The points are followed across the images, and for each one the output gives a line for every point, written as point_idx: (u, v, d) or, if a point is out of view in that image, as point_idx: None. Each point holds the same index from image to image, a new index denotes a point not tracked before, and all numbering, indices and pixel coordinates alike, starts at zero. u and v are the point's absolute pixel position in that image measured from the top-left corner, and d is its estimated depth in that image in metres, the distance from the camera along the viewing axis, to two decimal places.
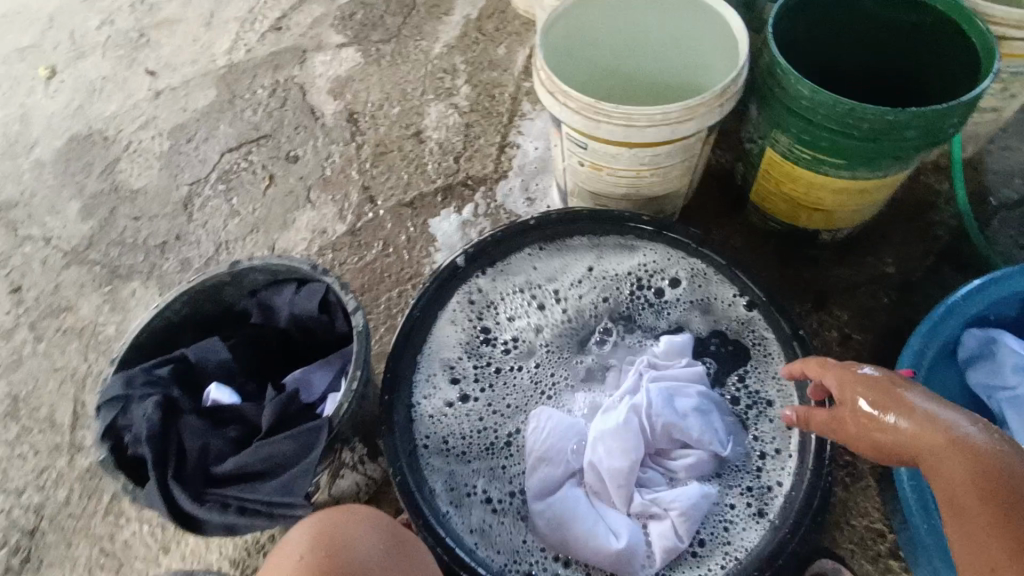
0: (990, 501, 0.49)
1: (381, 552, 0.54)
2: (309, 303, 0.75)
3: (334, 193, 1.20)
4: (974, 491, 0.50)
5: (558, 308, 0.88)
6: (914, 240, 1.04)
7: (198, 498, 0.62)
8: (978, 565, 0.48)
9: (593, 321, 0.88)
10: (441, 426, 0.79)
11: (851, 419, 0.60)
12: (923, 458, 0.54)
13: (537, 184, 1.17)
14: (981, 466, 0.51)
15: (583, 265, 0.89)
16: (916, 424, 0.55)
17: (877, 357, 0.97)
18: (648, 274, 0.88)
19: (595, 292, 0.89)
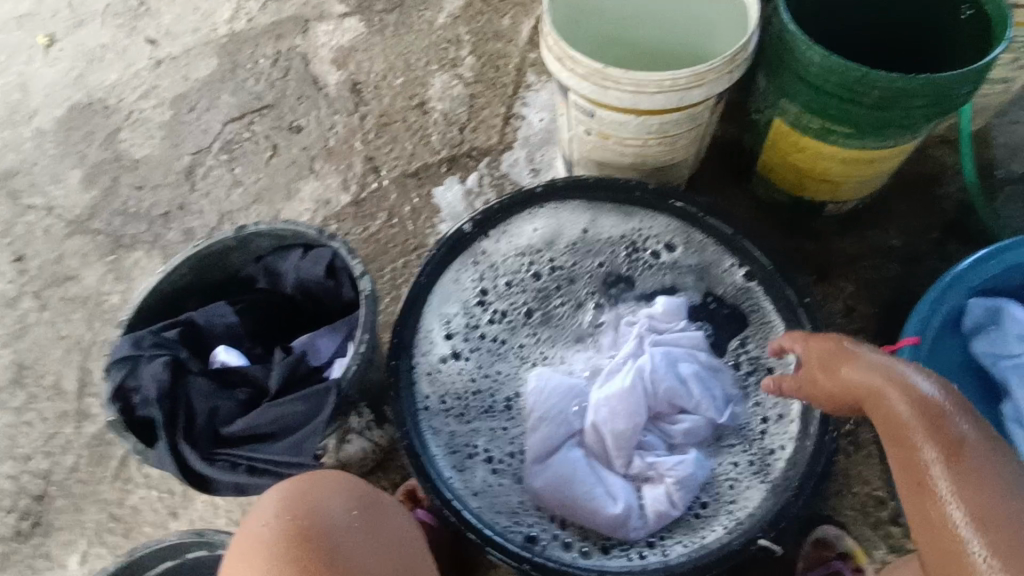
0: (923, 428, 0.51)
1: (352, 515, 0.51)
2: (315, 268, 0.75)
3: (338, 163, 1.20)
4: (909, 423, 0.52)
5: (554, 270, 0.89)
6: (920, 213, 1.04)
7: (208, 458, 0.62)
8: (918, 491, 0.50)
9: (587, 285, 0.89)
10: (442, 386, 0.81)
11: (807, 375, 0.63)
12: (867, 402, 0.56)
13: (542, 155, 1.16)
14: (913, 400, 0.52)
15: (579, 226, 0.88)
16: (858, 368, 0.57)
17: (881, 328, 0.97)
18: (645, 238, 0.88)
19: (592, 256, 0.89)
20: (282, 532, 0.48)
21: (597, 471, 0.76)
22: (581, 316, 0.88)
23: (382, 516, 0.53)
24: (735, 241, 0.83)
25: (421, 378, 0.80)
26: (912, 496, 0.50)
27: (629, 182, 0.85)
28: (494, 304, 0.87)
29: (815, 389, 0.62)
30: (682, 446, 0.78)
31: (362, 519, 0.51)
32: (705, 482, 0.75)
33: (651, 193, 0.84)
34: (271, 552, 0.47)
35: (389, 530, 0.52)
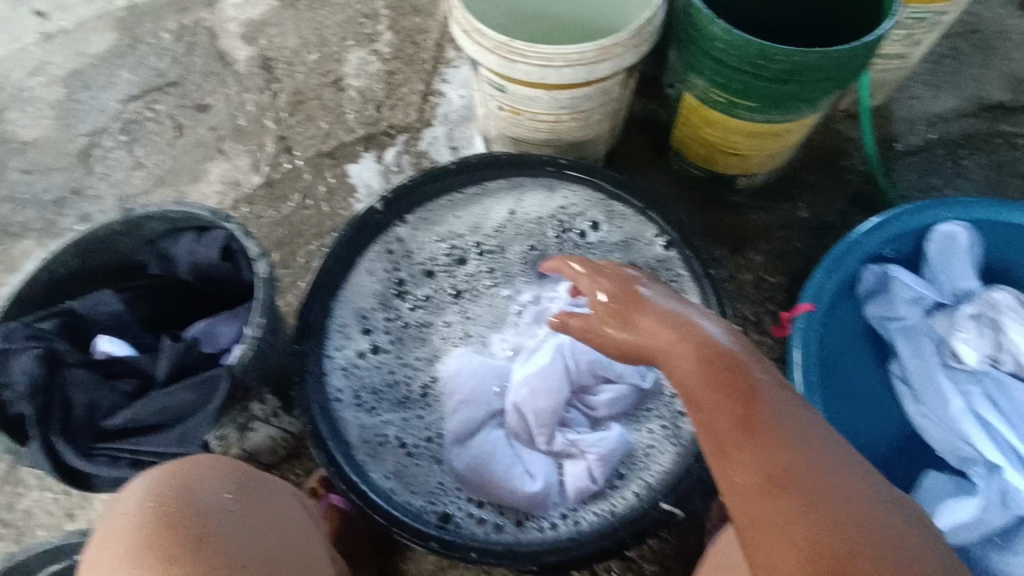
0: (717, 375, 0.48)
1: (225, 499, 0.50)
2: (210, 252, 0.71)
3: (247, 143, 1.14)
4: (702, 371, 0.49)
5: (482, 254, 0.89)
6: (826, 186, 1.08)
7: (87, 454, 0.60)
8: (710, 443, 0.46)
9: (518, 268, 0.89)
10: (363, 377, 0.80)
11: (602, 324, 0.58)
12: (662, 353, 0.52)
13: (462, 132, 1.14)
14: (708, 349, 0.49)
15: (504, 208, 0.86)
16: (652, 319, 0.54)
17: (788, 298, 1.00)
18: (574, 213, 0.87)
19: (519, 238, 0.89)
20: (145, 519, 0.46)
21: (516, 450, 0.76)
22: (503, 295, 0.88)
23: (256, 495, 0.53)
24: (653, 214, 0.80)
25: (336, 373, 0.77)
26: (707, 453, 0.46)
27: (541, 162, 0.81)
28: (415, 291, 0.87)
29: (613, 340, 0.57)
30: (604, 419, 0.78)
31: (241, 499, 0.51)
32: (625, 456, 0.74)
33: (559, 169, 0.81)
34: (139, 542, 0.45)
35: (266, 508, 0.53)
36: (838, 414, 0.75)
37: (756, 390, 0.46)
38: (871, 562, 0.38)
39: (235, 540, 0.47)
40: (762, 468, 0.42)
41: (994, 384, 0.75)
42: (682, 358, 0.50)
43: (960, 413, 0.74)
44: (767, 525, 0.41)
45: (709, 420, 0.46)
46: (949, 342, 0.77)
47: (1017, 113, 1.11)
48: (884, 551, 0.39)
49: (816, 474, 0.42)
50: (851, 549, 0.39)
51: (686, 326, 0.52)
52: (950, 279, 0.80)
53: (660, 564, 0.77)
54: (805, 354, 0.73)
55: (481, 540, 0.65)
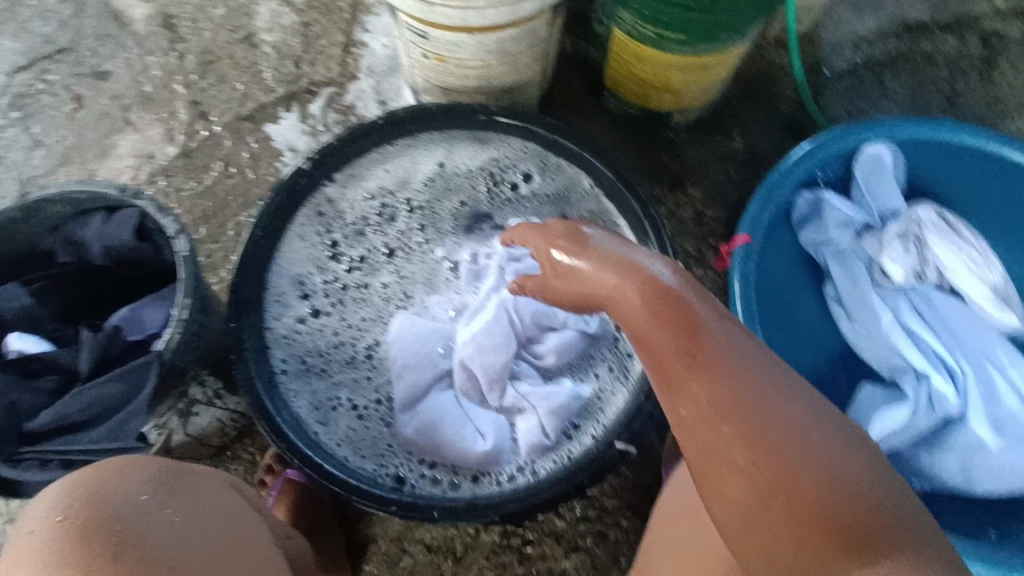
0: (660, 312, 0.48)
1: (142, 501, 0.47)
2: (122, 232, 0.66)
3: (158, 112, 1.06)
4: (647, 307, 0.49)
5: (413, 210, 0.86)
6: (759, 115, 1.08)
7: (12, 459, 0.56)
8: (659, 379, 0.46)
9: (449, 224, 0.87)
10: (297, 347, 0.77)
11: (552, 279, 0.58)
12: (606, 297, 0.53)
13: (389, 84, 1.08)
14: (649, 287, 0.49)
15: (433, 161, 0.83)
16: (594, 267, 0.54)
17: (728, 229, 1.02)
18: (505, 165, 0.85)
19: (446, 193, 0.86)
20: (56, 536, 0.44)
21: (464, 413, 0.75)
22: (432, 253, 0.87)
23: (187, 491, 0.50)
24: (587, 158, 0.78)
25: (275, 342, 0.75)
26: (656, 387, 0.47)
27: (472, 108, 0.77)
28: (349, 253, 0.84)
29: (563, 292, 0.57)
30: (554, 369, 0.77)
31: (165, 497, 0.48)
32: (579, 404, 0.73)
33: (488, 119, 0.77)
34: (51, 561, 0.43)
35: (195, 504, 0.50)
36: (777, 338, 0.77)
37: (700, 324, 0.46)
38: (815, 482, 0.39)
39: (156, 545, 0.45)
40: (710, 400, 0.43)
41: (920, 297, 0.79)
42: (626, 303, 0.50)
43: (890, 326, 0.78)
44: (715, 454, 0.42)
45: (660, 359, 0.46)
46: (878, 261, 0.80)
47: (940, 30, 1.13)
48: (827, 469, 0.40)
49: (758, 401, 0.42)
50: (794, 468, 0.40)
51: (641, 268, 0.51)
52: (877, 200, 0.83)
53: (620, 497, 0.80)
54: (744, 285, 0.74)
55: (443, 498, 0.66)
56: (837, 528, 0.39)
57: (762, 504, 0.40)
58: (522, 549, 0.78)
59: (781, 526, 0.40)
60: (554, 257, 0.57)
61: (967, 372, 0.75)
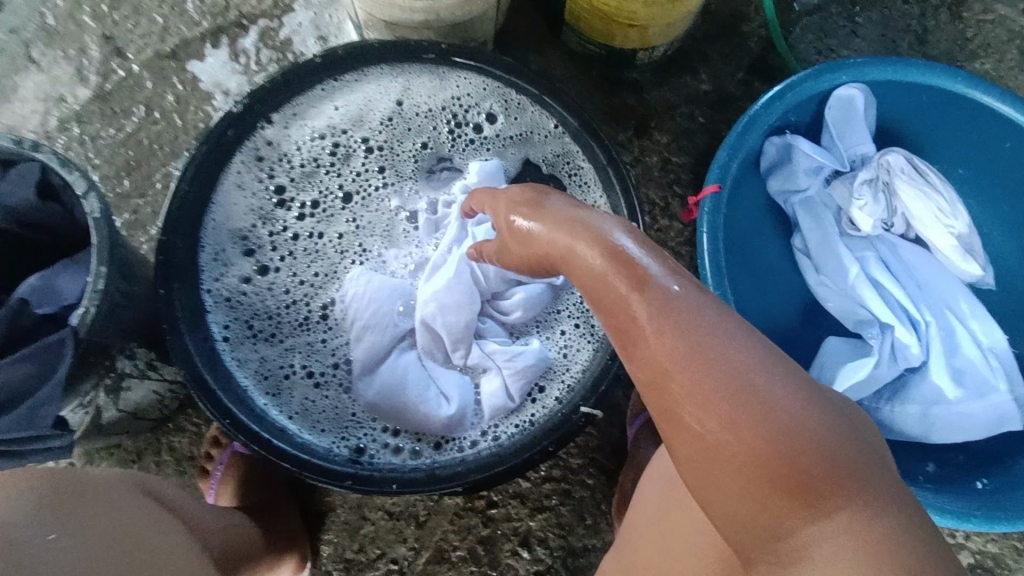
0: (613, 274, 0.43)
1: (31, 519, 0.43)
2: (21, 191, 0.58)
3: (65, 48, 0.94)
4: (601, 269, 0.44)
5: (371, 151, 0.79)
6: (726, 54, 1.03)
7: None
8: (618, 339, 0.43)
9: (409, 168, 0.80)
10: (243, 311, 0.72)
11: (510, 245, 0.53)
12: (562, 256, 0.47)
13: (329, 17, 0.98)
14: (603, 248, 0.44)
15: (390, 99, 0.78)
16: (549, 228, 0.48)
17: (695, 177, 0.98)
18: (466, 101, 0.78)
19: (403, 131, 0.80)
20: None
21: (427, 376, 0.70)
22: (387, 203, 0.78)
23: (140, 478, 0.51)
24: (546, 101, 0.72)
25: (216, 305, 0.70)
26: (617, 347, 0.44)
27: (417, 45, 0.71)
28: (299, 198, 0.77)
29: (519, 256, 0.52)
30: (520, 326, 0.73)
31: (88, 501, 0.47)
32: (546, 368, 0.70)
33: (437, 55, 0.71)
34: None
35: (95, 511, 0.47)
36: (743, 293, 0.75)
37: (652, 279, 0.42)
38: (770, 429, 0.37)
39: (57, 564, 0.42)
40: (662, 356, 0.40)
41: (886, 247, 0.78)
42: (580, 265, 0.45)
43: (856, 279, 0.76)
44: (667, 403, 0.39)
45: (617, 320, 0.43)
46: (847, 211, 0.78)
47: None
48: (783, 416, 0.37)
49: (712, 355, 0.38)
50: (748, 425, 0.36)
51: (595, 227, 0.46)
52: (848, 144, 0.80)
53: (586, 455, 0.78)
54: (714, 242, 0.71)
55: (400, 470, 0.62)
56: (791, 475, 0.36)
57: (713, 463, 0.38)
58: (486, 511, 0.76)
59: (733, 483, 0.37)
60: (511, 221, 0.53)
61: (930, 323, 0.75)
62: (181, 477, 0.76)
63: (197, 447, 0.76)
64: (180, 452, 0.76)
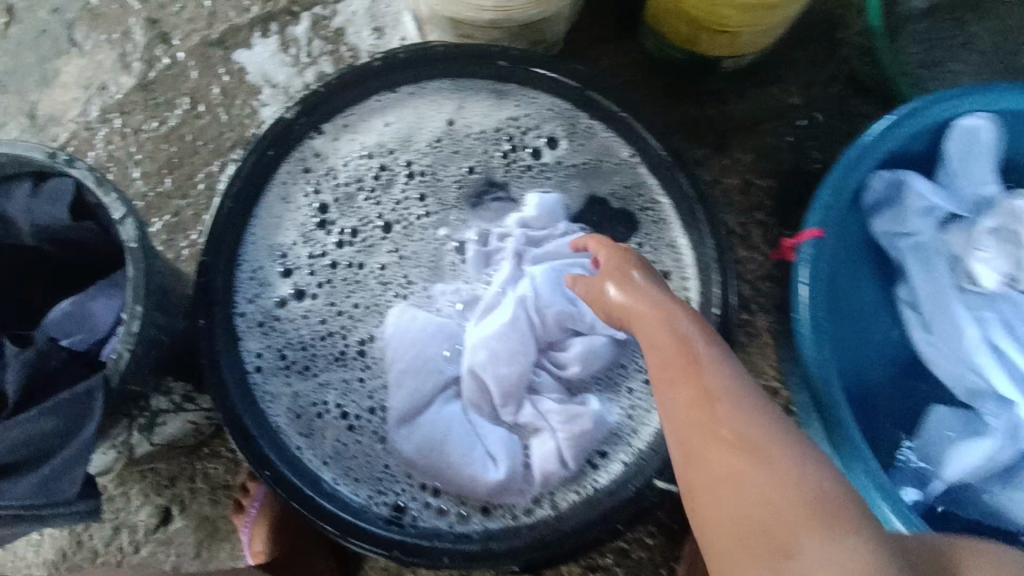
0: (672, 342, 0.45)
1: None
2: (53, 209, 0.53)
3: (108, 31, 0.88)
4: (658, 332, 0.46)
5: (413, 175, 0.71)
6: (821, 62, 0.92)
7: None
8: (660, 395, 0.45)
9: (455, 196, 0.72)
10: (275, 342, 0.65)
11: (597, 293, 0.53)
12: (627, 317, 0.50)
13: (387, 7, 0.91)
14: (660, 314, 0.47)
15: (442, 117, 0.71)
16: (621, 286, 0.51)
17: (779, 204, 0.88)
18: (526, 123, 0.72)
19: (454, 153, 0.72)
20: None
21: (471, 431, 0.63)
22: (435, 232, 0.71)
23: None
24: (631, 130, 0.67)
25: (250, 331, 0.64)
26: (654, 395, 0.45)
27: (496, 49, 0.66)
28: (338, 223, 0.69)
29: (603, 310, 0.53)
30: (578, 382, 0.66)
31: None
32: (608, 432, 0.63)
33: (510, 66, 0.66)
34: None
35: None
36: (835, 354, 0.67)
37: (694, 344, 0.44)
38: (805, 476, 0.38)
39: None
40: (692, 411, 0.42)
41: (1010, 306, 0.68)
42: (641, 328, 0.48)
43: (973, 343, 0.67)
44: (711, 439, 0.41)
45: (663, 381, 0.44)
46: (964, 262, 0.69)
47: None
48: (807, 481, 0.38)
49: (738, 420, 0.41)
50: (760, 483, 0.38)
51: (653, 295, 0.49)
52: (969, 184, 0.70)
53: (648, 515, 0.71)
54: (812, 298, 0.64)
55: (448, 540, 0.57)
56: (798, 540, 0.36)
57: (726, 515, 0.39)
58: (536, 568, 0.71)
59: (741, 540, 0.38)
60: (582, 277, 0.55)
61: None
62: (214, 507, 0.72)
63: (232, 476, 0.72)
64: (214, 479, 0.72)
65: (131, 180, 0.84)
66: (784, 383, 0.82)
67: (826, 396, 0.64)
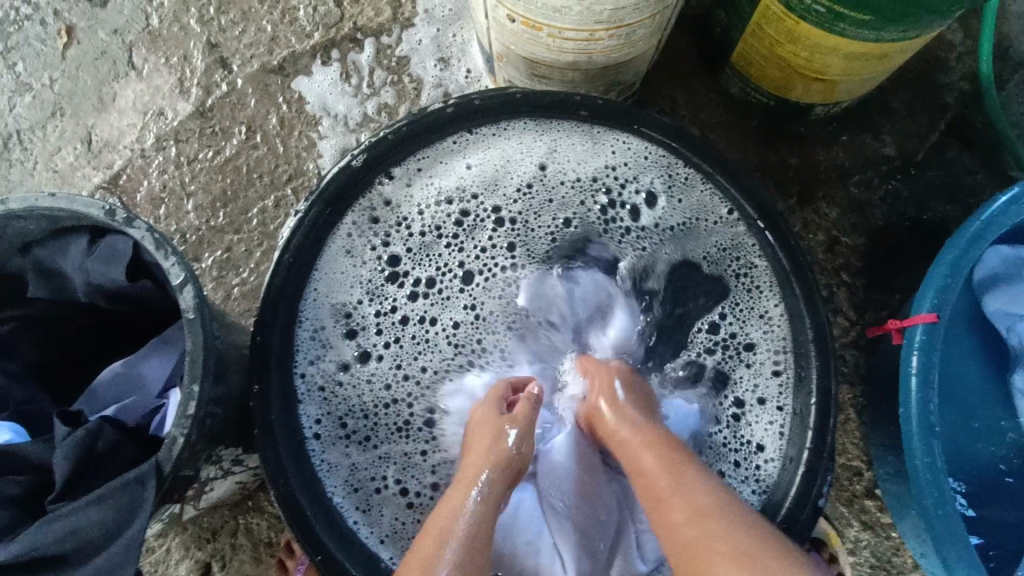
0: (665, 462, 0.54)
1: None
2: (111, 269, 0.50)
3: (167, 54, 0.85)
4: (653, 453, 0.55)
5: (502, 223, 0.65)
6: (919, 110, 0.84)
7: None
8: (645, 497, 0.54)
9: (544, 249, 0.65)
10: (337, 407, 0.60)
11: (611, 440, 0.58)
12: (626, 452, 0.57)
13: (453, 36, 0.86)
14: (661, 444, 0.55)
15: (533, 161, 0.65)
16: (626, 425, 0.57)
17: (866, 264, 0.81)
18: (623, 172, 0.65)
19: (543, 204, 0.66)
20: None
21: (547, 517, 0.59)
22: (513, 291, 0.64)
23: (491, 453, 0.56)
24: (720, 186, 0.64)
25: (309, 395, 0.60)
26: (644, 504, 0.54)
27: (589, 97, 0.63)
28: (414, 273, 0.63)
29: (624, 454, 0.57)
30: None
31: None
32: None
33: (612, 114, 0.63)
34: None
35: None
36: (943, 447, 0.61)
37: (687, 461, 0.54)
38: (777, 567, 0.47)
39: None
40: (682, 514, 0.51)
41: None
42: (630, 446, 0.57)
43: None
44: (711, 552, 0.49)
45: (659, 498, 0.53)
46: None
47: None
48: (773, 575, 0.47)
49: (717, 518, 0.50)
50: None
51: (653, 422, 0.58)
52: None
53: None
54: (923, 391, 0.57)
55: None
56: None
57: None
58: None
59: None
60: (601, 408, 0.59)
61: None
62: (256, 566, 0.68)
63: (276, 534, 0.69)
64: (257, 536, 0.69)
65: (185, 212, 0.81)
66: (866, 462, 0.75)
67: (936, 503, 0.57)
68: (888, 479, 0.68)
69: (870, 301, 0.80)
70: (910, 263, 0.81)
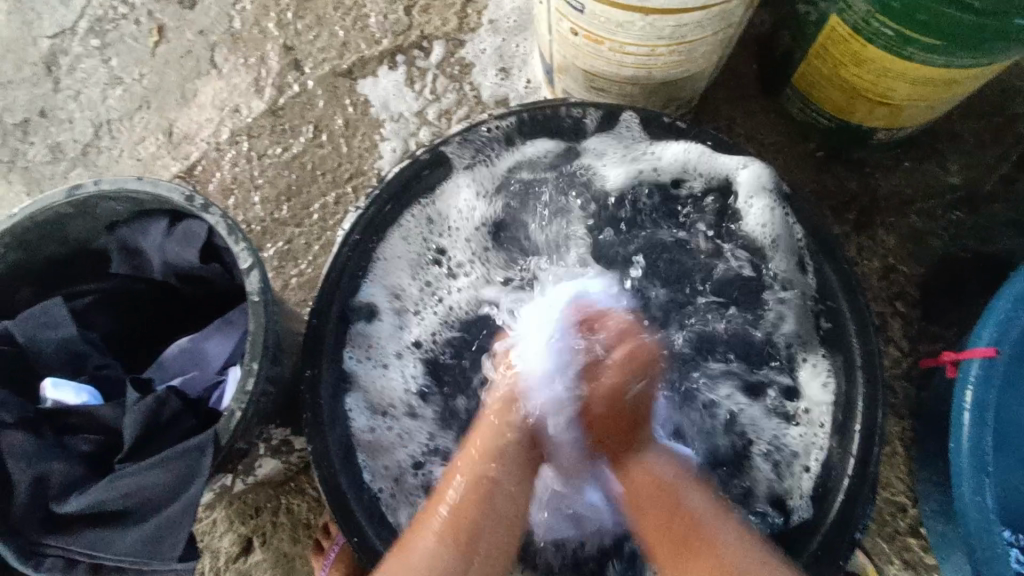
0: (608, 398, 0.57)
1: None
2: (184, 251, 0.54)
3: (246, 55, 0.90)
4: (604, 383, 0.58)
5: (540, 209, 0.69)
6: (989, 139, 0.81)
7: (31, 552, 0.48)
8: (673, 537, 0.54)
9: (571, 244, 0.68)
10: (376, 381, 0.64)
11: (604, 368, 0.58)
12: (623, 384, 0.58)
13: (516, 46, 0.88)
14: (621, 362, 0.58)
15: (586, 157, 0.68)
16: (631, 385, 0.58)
17: (923, 295, 0.79)
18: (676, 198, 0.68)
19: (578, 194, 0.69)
20: None
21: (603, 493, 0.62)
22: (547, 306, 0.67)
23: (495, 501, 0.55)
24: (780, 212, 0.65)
25: (354, 366, 0.63)
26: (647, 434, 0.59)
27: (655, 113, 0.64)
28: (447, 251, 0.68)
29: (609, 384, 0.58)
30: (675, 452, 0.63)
31: None
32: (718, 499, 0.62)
33: None
34: None
35: None
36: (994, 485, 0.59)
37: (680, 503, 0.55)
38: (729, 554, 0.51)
39: None
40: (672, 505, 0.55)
41: None
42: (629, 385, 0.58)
43: None
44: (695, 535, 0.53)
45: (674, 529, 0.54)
46: None
47: None
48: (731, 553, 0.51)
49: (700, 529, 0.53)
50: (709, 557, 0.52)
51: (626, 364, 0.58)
52: None
53: None
54: (978, 428, 0.55)
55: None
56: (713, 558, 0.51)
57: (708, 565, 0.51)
58: None
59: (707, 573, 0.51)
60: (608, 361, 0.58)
61: None
62: (294, 545, 0.71)
63: (314, 516, 0.71)
64: (297, 516, 0.71)
65: (251, 204, 0.86)
66: (911, 499, 0.73)
67: (984, 544, 0.55)
68: (934, 517, 0.66)
69: (925, 333, 0.78)
70: (972, 298, 0.78)
